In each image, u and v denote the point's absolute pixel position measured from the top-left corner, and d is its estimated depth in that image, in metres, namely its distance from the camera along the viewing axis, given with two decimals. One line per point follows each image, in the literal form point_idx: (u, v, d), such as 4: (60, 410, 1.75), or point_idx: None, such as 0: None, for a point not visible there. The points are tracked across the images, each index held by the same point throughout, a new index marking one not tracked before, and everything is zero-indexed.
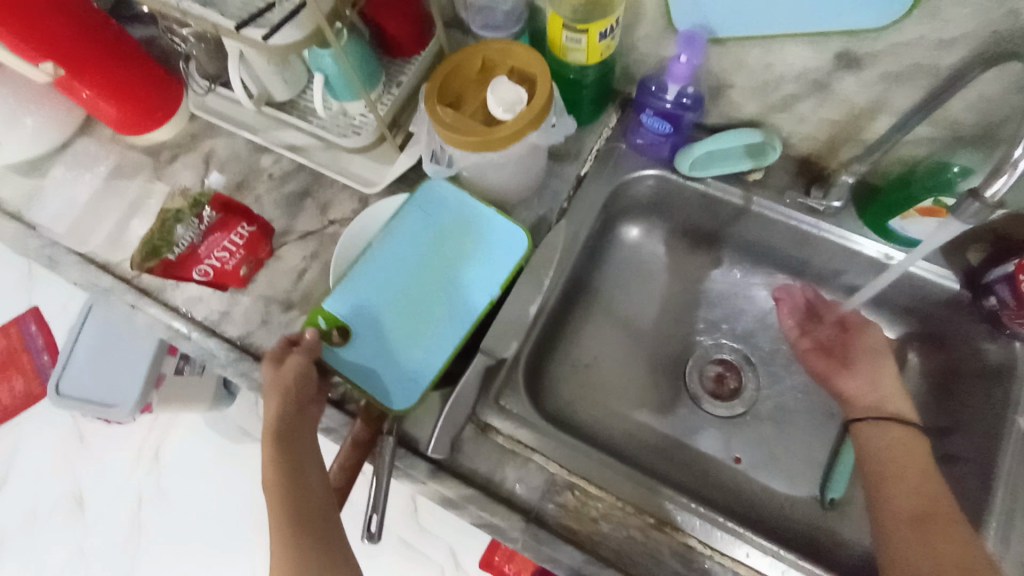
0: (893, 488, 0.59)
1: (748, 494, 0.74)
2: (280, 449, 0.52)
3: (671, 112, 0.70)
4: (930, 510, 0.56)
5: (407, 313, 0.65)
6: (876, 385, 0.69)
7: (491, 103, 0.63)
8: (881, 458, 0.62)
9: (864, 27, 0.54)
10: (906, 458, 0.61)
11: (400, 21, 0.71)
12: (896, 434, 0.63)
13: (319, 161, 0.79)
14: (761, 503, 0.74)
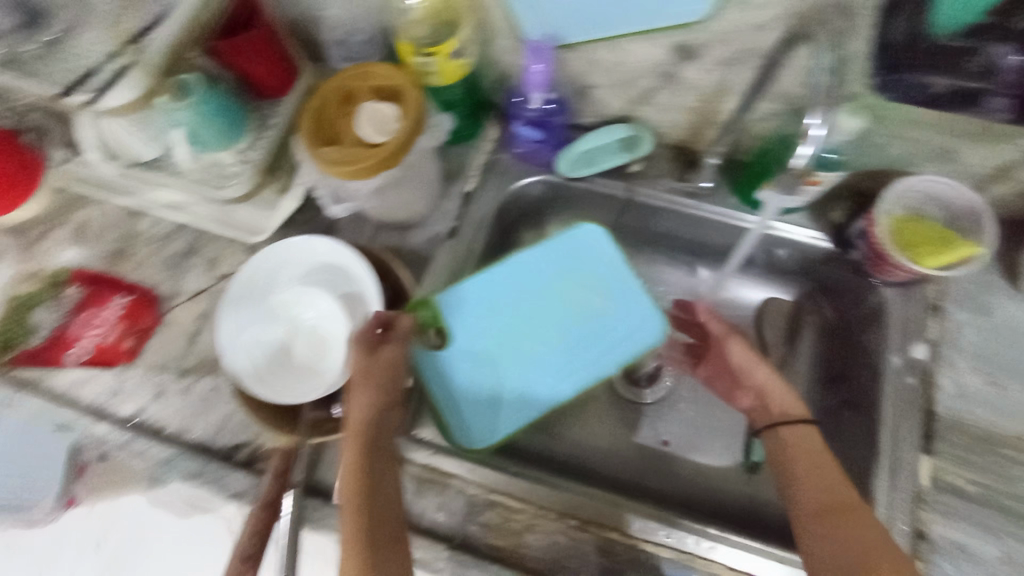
0: (795, 483, 0.60)
1: (680, 472, 0.77)
2: (355, 460, 0.57)
3: (540, 118, 0.70)
4: (838, 503, 0.57)
5: (510, 340, 0.73)
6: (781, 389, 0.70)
7: (370, 127, 0.58)
8: (791, 458, 0.63)
9: (688, 22, 0.56)
10: (805, 455, 0.62)
11: (260, 63, 0.68)
12: (798, 434, 0.64)
13: (198, 216, 0.76)
14: (693, 479, 0.76)
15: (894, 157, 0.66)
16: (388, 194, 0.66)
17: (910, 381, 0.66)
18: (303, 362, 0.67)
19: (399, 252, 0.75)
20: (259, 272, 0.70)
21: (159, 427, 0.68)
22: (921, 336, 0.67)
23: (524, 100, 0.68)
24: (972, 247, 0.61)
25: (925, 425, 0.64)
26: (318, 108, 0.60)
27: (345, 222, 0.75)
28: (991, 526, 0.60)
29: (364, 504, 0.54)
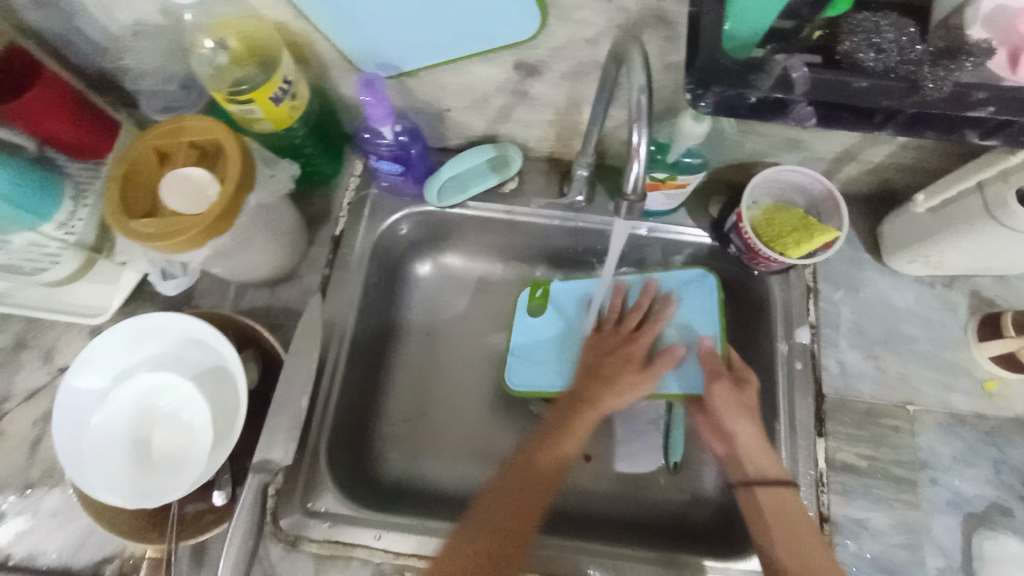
0: (776, 545, 0.57)
1: (605, 487, 0.75)
2: (558, 445, 0.68)
3: (394, 152, 0.65)
4: (813, 563, 0.55)
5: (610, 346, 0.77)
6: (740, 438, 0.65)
7: (189, 191, 0.52)
8: (763, 523, 0.59)
9: (517, 41, 0.52)
10: (786, 521, 0.58)
11: (64, 123, 0.60)
12: (767, 498, 0.60)
13: (26, 303, 0.66)
14: (618, 494, 0.74)
15: (753, 150, 0.66)
16: (236, 253, 0.60)
17: (798, 366, 0.67)
18: (164, 458, 0.58)
19: (268, 310, 0.68)
20: (102, 354, 0.59)
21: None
22: (803, 319, 0.69)
23: (374, 134, 0.63)
24: (829, 232, 0.62)
25: (817, 408, 0.65)
26: (123, 174, 0.53)
27: (201, 285, 0.68)
28: (885, 497, 0.62)
29: (505, 500, 0.61)
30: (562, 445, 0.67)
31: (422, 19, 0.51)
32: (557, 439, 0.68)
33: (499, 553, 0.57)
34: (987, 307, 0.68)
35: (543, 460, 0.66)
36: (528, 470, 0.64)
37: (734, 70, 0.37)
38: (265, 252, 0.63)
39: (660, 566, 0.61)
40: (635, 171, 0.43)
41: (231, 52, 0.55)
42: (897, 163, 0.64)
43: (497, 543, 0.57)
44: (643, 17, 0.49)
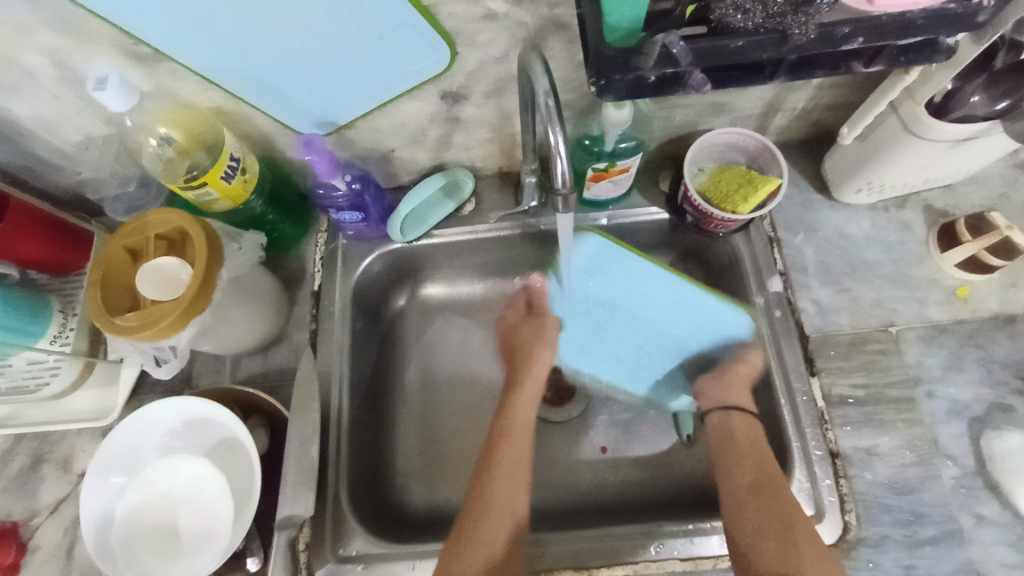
0: (736, 459, 0.64)
1: (625, 474, 0.76)
2: (514, 428, 0.68)
3: (351, 202, 0.68)
4: (760, 478, 0.61)
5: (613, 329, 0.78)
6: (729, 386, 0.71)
7: (162, 279, 0.55)
8: (738, 446, 0.66)
9: (435, 74, 0.56)
10: (751, 445, 0.65)
11: (39, 243, 0.63)
12: (737, 421, 0.68)
13: (36, 420, 0.68)
14: (640, 479, 0.75)
15: (683, 122, 0.69)
16: (221, 328, 0.63)
17: (778, 314, 0.69)
18: (192, 539, 0.59)
19: (264, 375, 0.70)
20: (116, 450, 0.61)
21: None
22: (771, 269, 0.71)
23: (328, 189, 0.66)
24: (771, 181, 0.65)
25: (804, 349, 0.67)
26: (100, 278, 0.56)
27: (197, 366, 0.70)
28: (887, 420, 0.63)
29: (487, 488, 0.63)
30: (532, 372, 0.75)
31: (337, 72, 0.54)
32: (510, 424, 0.69)
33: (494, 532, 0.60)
34: (942, 217, 0.71)
35: (507, 449, 0.66)
36: (504, 456, 0.66)
37: (620, 59, 0.41)
38: (249, 321, 0.65)
39: (686, 534, 0.62)
40: (558, 167, 0.47)
41: (176, 144, 0.59)
42: (820, 103, 0.67)
43: (481, 519, 0.61)
44: (541, 28, 0.52)
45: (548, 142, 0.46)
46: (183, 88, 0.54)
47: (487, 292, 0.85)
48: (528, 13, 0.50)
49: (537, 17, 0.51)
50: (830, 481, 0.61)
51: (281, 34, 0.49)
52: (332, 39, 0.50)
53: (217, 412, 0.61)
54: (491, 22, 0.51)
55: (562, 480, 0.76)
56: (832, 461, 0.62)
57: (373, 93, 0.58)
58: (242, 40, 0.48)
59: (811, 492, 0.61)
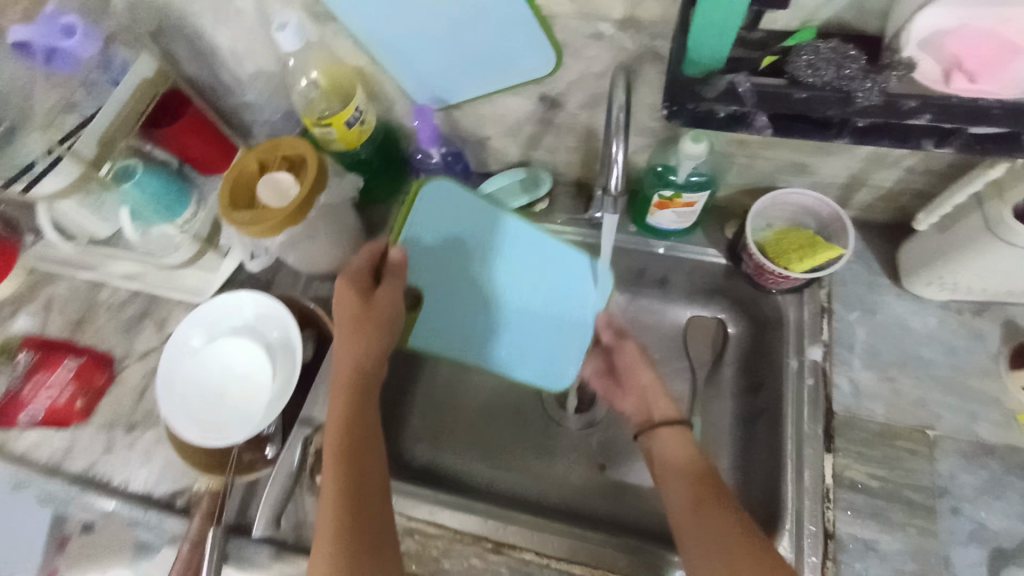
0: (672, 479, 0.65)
1: (614, 493, 0.77)
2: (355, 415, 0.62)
3: (440, 171, 0.78)
4: (702, 493, 0.61)
5: (523, 337, 0.78)
6: (642, 395, 0.74)
7: (276, 190, 0.67)
8: (671, 464, 0.66)
9: (541, 75, 0.64)
10: (681, 456, 0.66)
11: (199, 143, 0.79)
12: (664, 437, 0.69)
13: (153, 283, 0.84)
14: (630, 499, 0.77)
15: (761, 173, 0.71)
16: (306, 247, 0.74)
17: (808, 382, 0.68)
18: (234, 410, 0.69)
19: (329, 300, 0.81)
20: (206, 319, 0.74)
21: (106, 479, 0.72)
22: (816, 339, 0.70)
23: (424, 155, 0.77)
24: (833, 249, 0.65)
25: (826, 424, 0.65)
26: (233, 179, 0.69)
27: (279, 277, 0.83)
28: (898, 520, 0.60)
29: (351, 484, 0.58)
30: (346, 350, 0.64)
31: (461, 54, 0.63)
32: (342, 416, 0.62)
33: (358, 517, 0.57)
34: (1022, 337, 0.66)
35: (354, 432, 0.61)
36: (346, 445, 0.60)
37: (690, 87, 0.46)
38: (331, 248, 0.76)
39: (643, 558, 0.64)
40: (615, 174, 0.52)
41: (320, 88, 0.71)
42: (908, 187, 0.67)
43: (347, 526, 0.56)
44: (641, 55, 0.58)
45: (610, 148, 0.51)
46: (338, 43, 0.67)
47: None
48: (632, 40, 0.56)
49: (639, 45, 0.57)
50: (815, 559, 0.59)
51: (428, 19, 0.59)
52: (463, 25, 0.59)
53: (284, 309, 0.73)
54: (597, 41, 0.58)
55: (545, 479, 0.79)
56: (824, 543, 0.60)
57: (484, 80, 0.67)
58: (401, 19, 0.60)
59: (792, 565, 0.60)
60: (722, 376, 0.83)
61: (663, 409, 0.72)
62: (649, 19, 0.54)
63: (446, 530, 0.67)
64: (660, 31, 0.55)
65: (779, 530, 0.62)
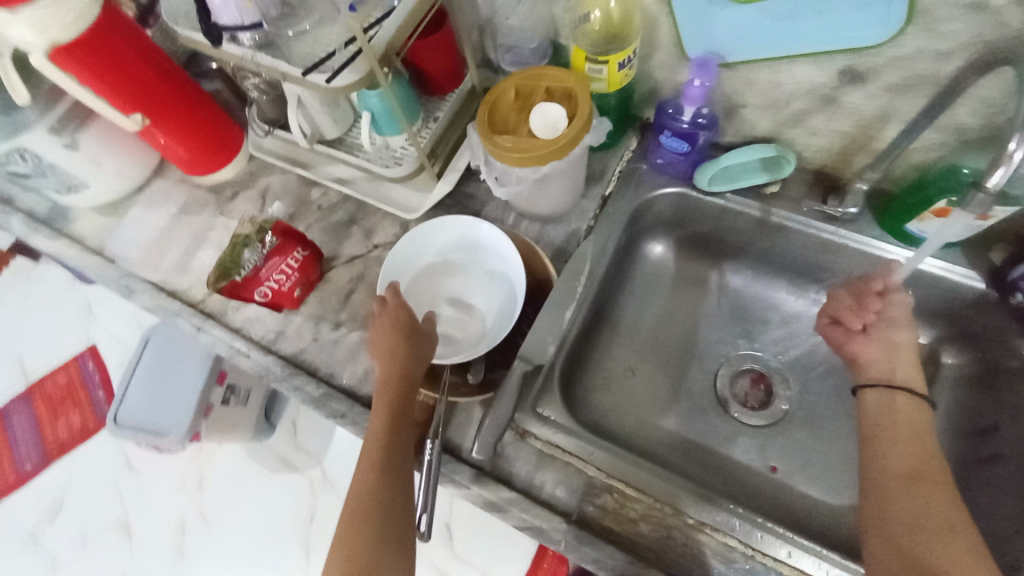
0: (892, 442, 0.60)
1: (787, 502, 0.75)
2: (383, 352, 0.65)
3: (688, 131, 0.74)
4: (920, 469, 0.57)
5: None
6: (893, 351, 0.69)
7: (536, 118, 0.65)
8: (896, 420, 0.62)
9: (866, 45, 0.58)
10: (912, 428, 0.61)
11: (440, 61, 0.76)
12: (902, 403, 0.64)
13: (363, 191, 0.85)
14: (800, 513, 0.74)
15: None
16: (547, 185, 0.72)
17: None
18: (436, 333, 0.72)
19: (536, 241, 0.79)
20: (417, 237, 0.74)
21: (313, 367, 0.76)
22: None
23: (677, 111, 0.73)
24: None
25: None
26: (492, 102, 0.68)
27: (489, 210, 0.82)
28: None
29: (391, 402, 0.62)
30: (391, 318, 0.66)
31: (770, 25, 0.60)
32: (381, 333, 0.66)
33: (403, 412, 0.62)
34: None
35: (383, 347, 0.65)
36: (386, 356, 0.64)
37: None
38: (561, 193, 0.75)
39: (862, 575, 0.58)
40: (1002, 174, 0.49)
41: (592, 25, 0.69)
42: None
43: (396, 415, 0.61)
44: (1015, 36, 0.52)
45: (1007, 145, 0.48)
46: None
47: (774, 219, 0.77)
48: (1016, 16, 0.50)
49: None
50: None
51: None
52: None
53: (484, 228, 0.73)
54: (972, 12, 0.51)
55: (708, 460, 0.79)
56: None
57: None
58: None
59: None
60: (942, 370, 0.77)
61: (909, 374, 0.67)
62: None
63: (599, 471, 0.65)
64: None
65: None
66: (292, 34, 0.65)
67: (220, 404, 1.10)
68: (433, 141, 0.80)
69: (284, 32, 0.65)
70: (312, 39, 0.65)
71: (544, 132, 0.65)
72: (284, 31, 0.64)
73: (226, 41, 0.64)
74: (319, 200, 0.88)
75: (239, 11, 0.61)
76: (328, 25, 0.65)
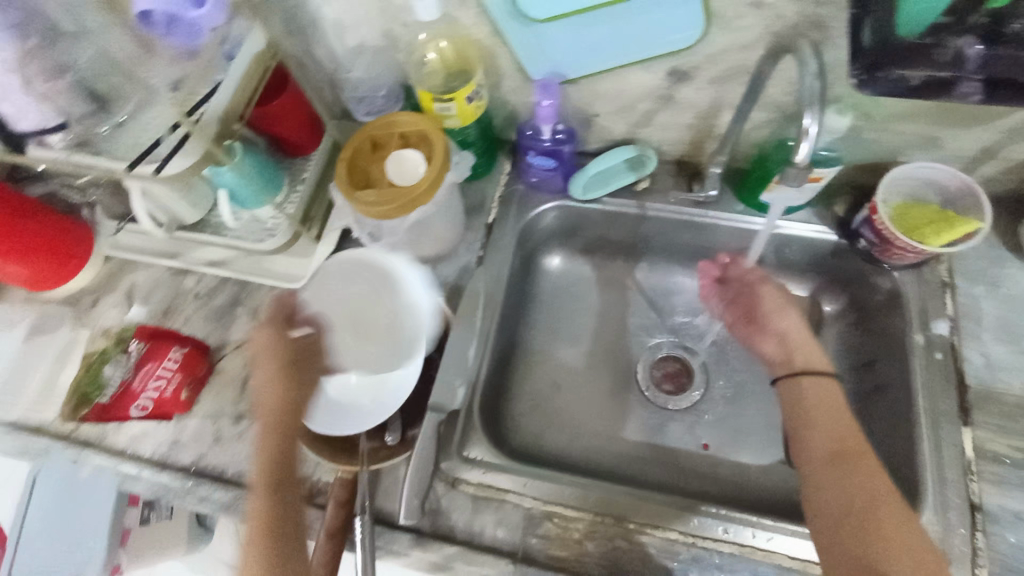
0: (810, 432, 0.62)
1: (727, 475, 0.78)
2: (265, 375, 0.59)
3: (551, 148, 0.76)
4: (843, 448, 0.59)
5: None
6: (788, 338, 0.71)
7: (393, 167, 0.64)
8: (809, 408, 0.64)
9: (678, 49, 0.62)
10: (824, 404, 0.63)
11: (293, 124, 0.74)
12: (807, 385, 0.66)
13: (241, 269, 0.80)
14: (741, 483, 0.78)
15: (885, 149, 0.71)
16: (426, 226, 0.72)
17: (937, 356, 0.68)
18: (334, 404, 0.67)
19: (431, 283, 0.78)
20: None
21: (218, 472, 0.69)
22: (940, 313, 0.70)
23: (535, 131, 0.75)
24: (973, 223, 0.64)
25: (959, 397, 0.66)
26: (349, 157, 0.66)
27: None
28: None
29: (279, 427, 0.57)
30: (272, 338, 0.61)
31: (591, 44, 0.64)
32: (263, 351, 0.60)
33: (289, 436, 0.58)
34: None
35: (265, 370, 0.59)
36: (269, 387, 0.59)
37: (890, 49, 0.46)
38: (440, 232, 0.75)
39: (794, 533, 0.62)
40: (806, 146, 0.53)
41: (434, 64, 0.69)
42: None
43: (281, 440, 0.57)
44: (797, 23, 0.57)
45: (802, 123, 0.52)
46: (464, 16, 0.64)
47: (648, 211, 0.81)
48: (792, 8, 0.55)
49: (802, 12, 0.55)
50: (964, 531, 0.60)
51: None
52: None
53: (368, 284, 0.72)
54: (757, 8, 0.56)
55: (651, 457, 0.80)
56: (938, 441, 0.64)
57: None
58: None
59: (938, 492, 0.62)
60: (824, 317, 0.83)
61: (808, 355, 0.69)
62: None
63: (535, 500, 0.65)
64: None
65: (923, 485, 0.63)
66: (108, 129, 0.62)
67: (139, 525, 1.00)
68: (303, 208, 0.78)
69: (98, 129, 0.62)
70: (135, 130, 0.62)
71: (406, 178, 0.64)
72: (96, 127, 0.62)
73: (32, 145, 0.62)
74: (195, 288, 0.82)
75: (40, 114, 0.59)
76: (151, 110, 0.63)
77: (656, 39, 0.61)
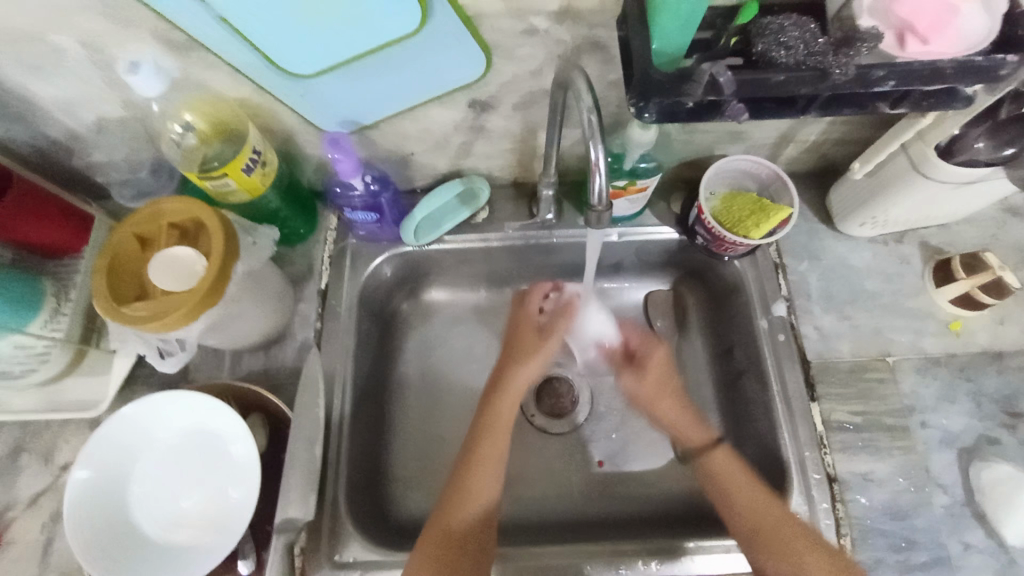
0: (734, 504, 0.63)
1: (639, 485, 0.76)
2: None
3: (367, 200, 0.68)
4: (762, 526, 0.60)
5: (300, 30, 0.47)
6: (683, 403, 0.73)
7: (162, 269, 0.54)
8: (718, 479, 0.66)
9: (468, 83, 0.57)
10: (738, 484, 0.64)
11: (43, 226, 0.62)
12: (718, 459, 0.67)
13: (20, 408, 0.66)
14: (652, 489, 0.75)
15: (700, 145, 0.71)
16: (234, 317, 0.62)
17: (781, 337, 0.71)
18: (154, 551, 0.57)
19: (266, 373, 0.69)
20: (105, 442, 0.59)
21: None
22: (777, 295, 0.73)
23: (344, 187, 0.66)
24: (782, 210, 0.66)
25: (804, 374, 0.69)
26: (107, 265, 0.54)
27: (196, 360, 0.69)
28: (883, 446, 0.65)
29: None
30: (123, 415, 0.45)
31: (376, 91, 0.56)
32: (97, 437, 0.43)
33: None
34: (937, 254, 0.75)
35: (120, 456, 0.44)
36: None
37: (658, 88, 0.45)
38: (259, 318, 0.65)
39: (684, 554, 0.62)
40: (597, 177, 0.49)
41: (198, 133, 0.58)
42: (830, 138, 0.71)
43: None
44: (576, 46, 0.54)
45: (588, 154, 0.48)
46: (213, 79, 0.54)
47: (494, 243, 0.76)
48: (566, 31, 0.52)
49: (577, 34, 0.53)
50: (826, 504, 0.63)
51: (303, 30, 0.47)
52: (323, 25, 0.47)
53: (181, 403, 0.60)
54: (531, 35, 0.52)
55: (561, 489, 0.76)
56: (790, 420, 0.67)
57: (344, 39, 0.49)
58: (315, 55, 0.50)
59: (798, 472, 0.65)
60: (687, 309, 0.84)
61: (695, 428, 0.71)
62: (587, 8, 0.50)
63: None
64: (599, 19, 0.51)
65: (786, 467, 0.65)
66: None
67: None
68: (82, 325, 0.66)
69: None
70: None
71: (182, 280, 0.54)
72: None
73: None
74: None
75: None
76: None
77: (444, 76, 0.55)
